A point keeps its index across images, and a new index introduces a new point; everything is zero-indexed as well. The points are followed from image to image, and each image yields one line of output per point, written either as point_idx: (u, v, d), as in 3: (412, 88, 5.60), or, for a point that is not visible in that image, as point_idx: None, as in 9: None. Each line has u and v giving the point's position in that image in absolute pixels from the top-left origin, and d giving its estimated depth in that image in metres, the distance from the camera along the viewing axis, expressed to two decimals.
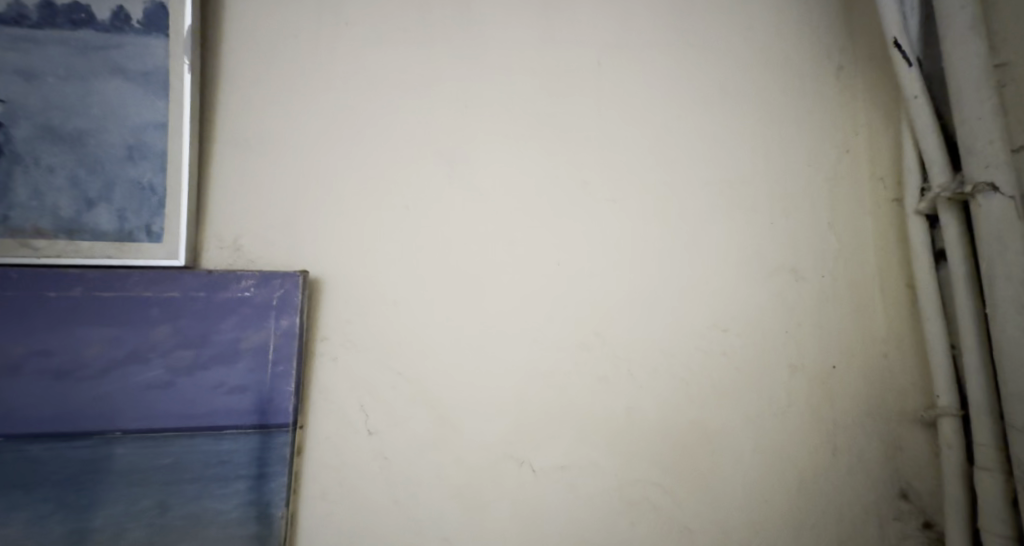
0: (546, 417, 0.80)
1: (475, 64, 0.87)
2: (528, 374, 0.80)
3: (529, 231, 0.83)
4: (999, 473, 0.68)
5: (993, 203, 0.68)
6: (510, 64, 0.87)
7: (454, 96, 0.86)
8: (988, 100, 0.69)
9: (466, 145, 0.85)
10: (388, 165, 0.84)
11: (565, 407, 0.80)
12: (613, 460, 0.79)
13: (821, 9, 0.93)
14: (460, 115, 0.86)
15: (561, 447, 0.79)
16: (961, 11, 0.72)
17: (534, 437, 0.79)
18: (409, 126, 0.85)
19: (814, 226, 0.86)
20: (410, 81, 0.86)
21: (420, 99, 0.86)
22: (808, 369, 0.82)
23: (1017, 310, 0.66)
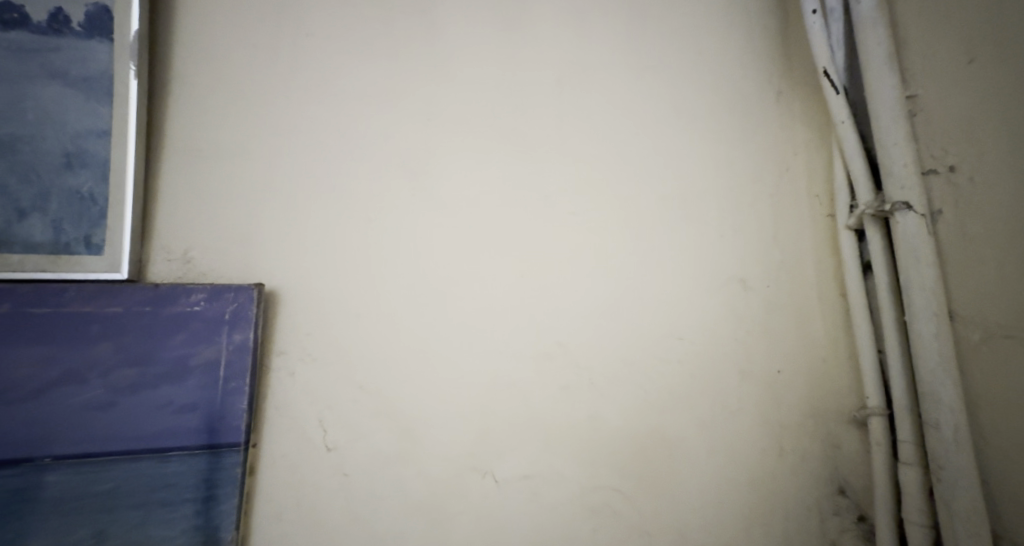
0: (510, 427, 0.81)
1: (439, 79, 0.88)
2: (491, 384, 0.81)
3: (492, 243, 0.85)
4: (917, 467, 0.75)
5: (908, 220, 0.75)
6: (474, 80, 0.89)
7: (417, 110, 0.87)
8: (901, 128, 0.77)
9: (430, 159, 0.86)
10: (351, 177, 0.83)
11: (528, 416, 0.81)
12: (574, 468, 0.81)
13: (762, 38, 1.00)
14: (424, 128, 0.86)
15: (525, 457, 0.80)
16: (878, 47, 0.80)
17: (497, 448, 0.80)
18: (372, 138, 0.85)
19: (759, 240, 0.92)
20: (374, 93, 0.86)
21: (383, 113, 0.86)
22: (755, 374, 0.87)
23: (931, 317, 0.73)
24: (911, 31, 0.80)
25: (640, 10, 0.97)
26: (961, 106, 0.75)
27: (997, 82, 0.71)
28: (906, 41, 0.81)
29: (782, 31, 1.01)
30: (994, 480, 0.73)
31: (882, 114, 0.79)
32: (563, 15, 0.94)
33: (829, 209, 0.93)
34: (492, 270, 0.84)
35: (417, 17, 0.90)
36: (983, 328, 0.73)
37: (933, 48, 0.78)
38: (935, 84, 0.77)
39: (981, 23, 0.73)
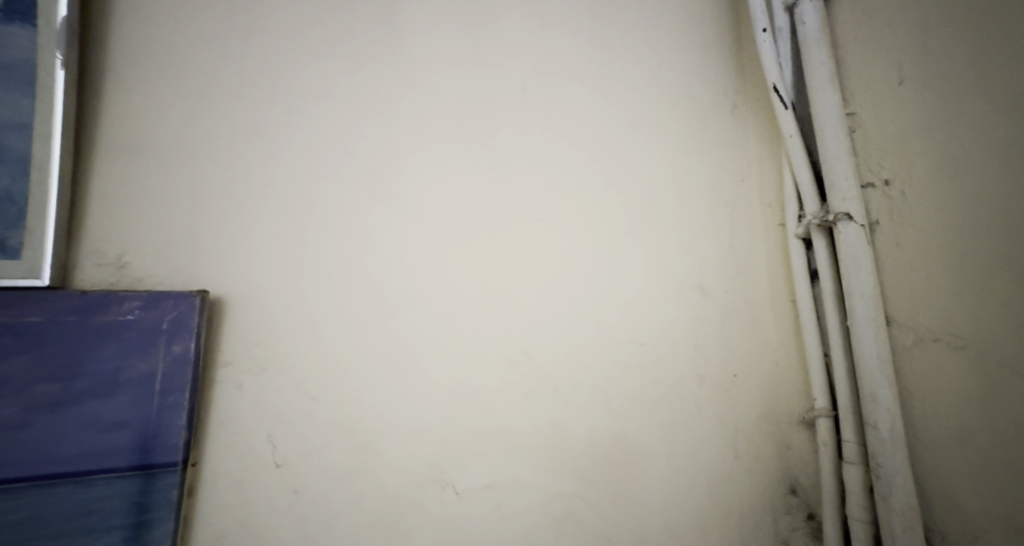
0: (472, 437, 0.79)
1: (401, 81, 0.86)
2: (453, 394, 0.79)
3: (454, 249, 0.83)
4: (859, 466, 0.80)
5: (849, 230, 0.80)
6: (437, 85, 0.88)
7: (378, 112, 0.84)
8: (842, 143, 0.82)
9: (391, 163, 0.83)
10: (307, 179, 0.80)
11: (491, 425, 0.80)
12: (537, 476, 0.80)
13: (717, 54, 1.04)
14: (385, 130, 0.84)
15: (486, 466, 0.79)
16: (822, 67, 0.85)
17: (459, 459, 0.78)
18: (330, 139, 0.82)
19: (715, 247, 0.95)
20: (332, 93, 0.83)
21: (341, 114, 0.83)
22: (713, 378, 0.90)
23: (870, 322, 0.78)
24: (850, 54, 0.86)
25: (603, 23, 0.99)
26: (894, 125, 0.80)
27: (925, 102, 0.77)
28: (846, 62, 0.86)
29: (736, 49, 1.06)
30: (925, 475, 0.78)
31: (825, 130, 0.83)
32: (527, 24, 0.95)
33: (779, 219, 0.98)
34: (455, 277, 0.82)
35: (380, 18, 0.88)
36: (916, 332, 0.78)
37: (870, 69, 0.83)
38: (872, 103, 0.83)
39: (910, 47, 0.78)
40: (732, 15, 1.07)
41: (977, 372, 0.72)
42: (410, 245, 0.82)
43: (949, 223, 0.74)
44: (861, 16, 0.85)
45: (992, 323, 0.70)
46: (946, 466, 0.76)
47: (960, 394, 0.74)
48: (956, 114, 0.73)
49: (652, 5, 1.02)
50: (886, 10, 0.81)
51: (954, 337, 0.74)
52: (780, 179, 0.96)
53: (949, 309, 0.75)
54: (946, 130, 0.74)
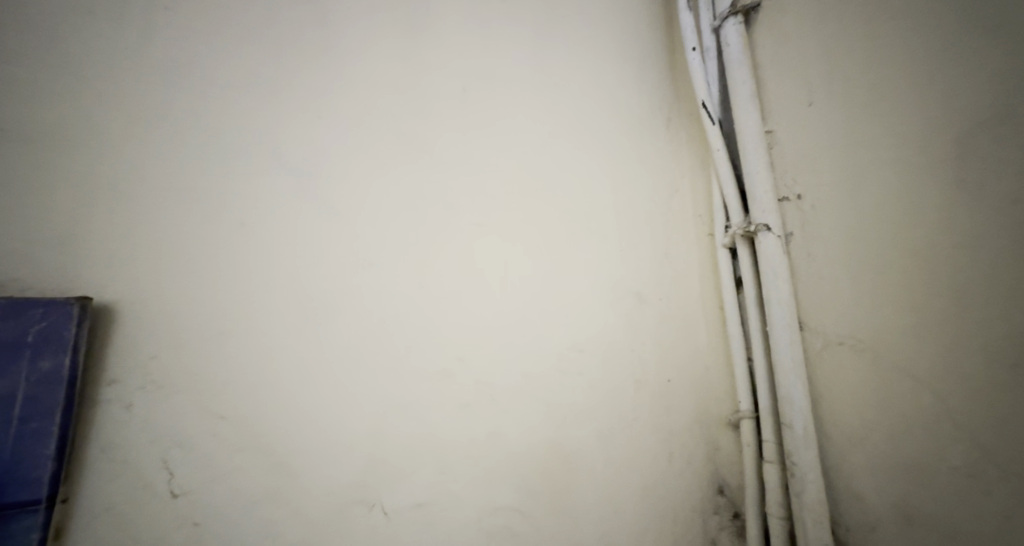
0: (404, 453, 0.74)
1: (332, 73, 0.81)
2: (385, 407, 0.74)
3: (385, 253, 0.78)
4: (777, 464, 0.84)
5: (768, 240, 0.85)
6: (371, 80, 0.83)
7: (304, 103, 0.78)
8: (762, 159, 0.88)
9: (317, 158, 0.77)
10: (222, 172, 0.71)
11: (425, 440, 0.75)
12: (472, 490, 0.77)
13: (653, 69, 1.08)
14: (313, 125, 0.78)
15: (419, 483, 0.74)
16: (744, 86, 0.90)
17: (388, 477, 0.73)
18: (249, 129, 0.74)
19: (651, 255, 0.97)
20: (254, 80, 0.76)
21: (265, 103, 0.76)
22: (649, 383, 0.91)
23: (785, 327, 0.83)
24: (769, 76, 0.92)
25: (542, 30, 0.99)
26: (806, 144, 0.87)
27: (832, 124, 0.83)
28: (766, 84, 0.93)
29: (669, 65, 1.10)
30: (833, 471, 0.83)
31: (748, 146, 0.89)
32: (468, 24, 0.92)
33: (709, 229, 1.03)
34: (386, 282, 0.77)
35: (306, 3, 0.82)
36: (824, 336, 0.85)
37: (785, 92, 0.90)
38: (788, 123, 0.89)
39: (818, 73, 0.85)
40: (667, 32, 1.11)
41: (875, 374, 0.79)
42: (337, 247, 0.75)
43: (852, 236, 0.81)
44: (776, 42, 0.91)
45: (887, 328, 0.77)
46: (850, 460, 0.82)
47: (862, 393, 0.80)
48: (858, 135, 0.80)
49: (591, 17, 1.04)
50: (798, 37, 0.88)
51: (855, 341, 0.81)
52: (709, 192, 1.01)
53: (852, 315, 0.81)
54: (850, 150, 0.81)
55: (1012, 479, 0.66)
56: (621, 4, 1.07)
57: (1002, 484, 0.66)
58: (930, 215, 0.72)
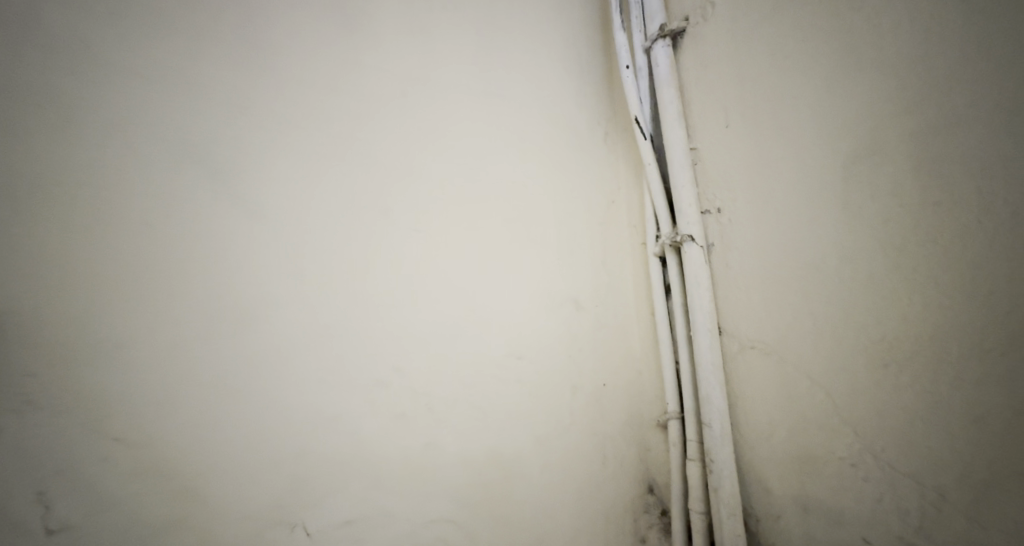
0: (331, 469, 0.70)
1: (260, 61, 0.74)
2: (312, 420, 0.69)
3: (314, 257, 0.73)
4: (698, 462, 0.89)
5: (692, 250, 0.91)
6: (303, 73, 0.77)
7: (228, 92, 0.71)
8: (688, 174, 0.94)
9: (242, 153, 0.71)
10: (129, 161, 0.63)
11: (355, 454, 0.71)
12: (404, 504, 0.74)
13: (592, 83, 1.11)
14: (238, 117, 0.71)
15: (348, 500, 0.70)
16: (671, 106, 0.97)
17: (312, 495, 0.68)
18: (162, 116, 0.66)
19: (589, 262, 1.01)
20: (165, 60, 0.67)
21: (183, 86, 0.67)
22: (586, 387, 0.94)
23: (706, 332, 0.89)
24: (693, 98, 0.99)
25: (485, 37, 0.98)
26: (725, 162, 0.94)
27: (747, 144, 0.91)
28: (690, 105, 0.99)
29: (607, 80, 1.15)
30: (747, 466, 0.90)
31: (675, 162, 0.95)
32: (409, 24, 0.89)
33: (642, 239, 1.08)
34: (314, 288, 0.72)
35: None
36: (739, 340, 0.91)
37: (707, 113, 0.96)
38: (710, 143, 0.96)
39: (734, 98, 0.92)
40: (606, 49, 1.15)
41: (782, 376, 0.86)
42: (261, 249, 0.70)
43: (761, 248, 0.88)
44: (699, 66, 0.98)
45: (792, 334, 0.84)
46: (762, 456, 0.88)
47: (771, 393, 0.87)
48: (768, 157, 0.87)
49: (532, 29, 1.05)
50: (718, 63, 0.95)
51: (764, 344, 0.88)
52: (642, 204, 1.07)
53: (765, 321, 0.88)
54: (763, 169, 0.88)
55: (885, 468, 0.74)
56: (562, 18, 1.10)
57: (878, 473, 0.75)
58: (825, 231, 0.80)
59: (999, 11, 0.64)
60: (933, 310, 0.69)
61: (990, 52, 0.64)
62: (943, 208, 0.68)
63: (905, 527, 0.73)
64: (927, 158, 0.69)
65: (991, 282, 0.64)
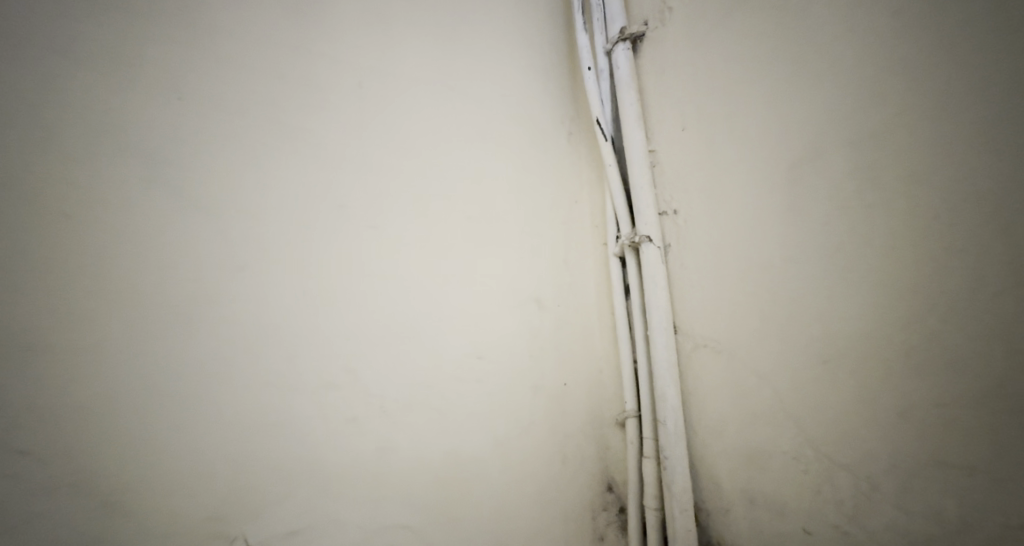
0: (274, 478, 0.68)
1: (203, 49, 0.70)
2: (255, 428, 0.67)
3: (259, 256, 0.70)
4: (654, 460, 0.91)
5: (650, 251, 0.93)
6: (247, 60, 0.74)
7: (163, 81, 0.67)
8: (646, 175, 0.96)
9: (179, 145, 0.67)
10: (49, 158, 0.60)
11: (300, 463, 0.70)
12: (354, 510, 0.72)
13: (555, 81, 1.11)
14: (178, 108, 0.67)
15: (292, 508, 0.69)
16: (631, 108, 0.98)
17: (254, 505, 0.66)
18: (89, 108, 0.63)
19: (552, 262, 1.01)
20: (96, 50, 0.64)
21: (111, 76, 0.64)
22: (546, 387, 0.94)
23: (662, 331, 0.91)
24: (653, 101, 1.01)
25: (447, 31, 0.97)
26: (680, 165, 0.96)
27: (701, 148, 0.93)
28: (650, 108, 1.01)
29: (572, 78, 1.15)
30: (699, 462, 0.92)
31: (634, 163, 0.96)
32: (365, 14, 0.86)
33: (604, 239, 1.08)
34: (260, 288, 0.70)
35: None
36: (694, 339, 0.93)
37: (666, 117, 0.98)
38: (669, 145, 0.98)
39: (691, 103, 0.95)
40: (570, 48, 1.15)
41: (733, 373, 0.88)
42: (200, 247, 0.66)
43: (714, 250, 0.91)
44: (657, 71, 1.00)
45: (741, 333, 0.87)
46: (713, 452, 0.91)
47: (721, 391, 0.90)
48: (722, 160, 0.90)
49: (495, 25, 1.04)
50: (676, 68, 0.97)
51: (716, 343, 0.90)
52: (603, 204, 1.08)
53: (720, 320, 0.90)
54: (717, 173, 0.91)
55: (824, 460, 0.78)
56: (525, 15, 1.09)
57: (818, 466, 0.78)
58: (774, 233, 0.83)
59: (927, 28, 0.68)
60: (865, 310, 0.73)
61: (917, 67, 0.69)
62: (876, 212, 0.72)
63: (839, 515, 0.76)
64: (864, 164, 0.73)
65: (916, 282, 0.69)
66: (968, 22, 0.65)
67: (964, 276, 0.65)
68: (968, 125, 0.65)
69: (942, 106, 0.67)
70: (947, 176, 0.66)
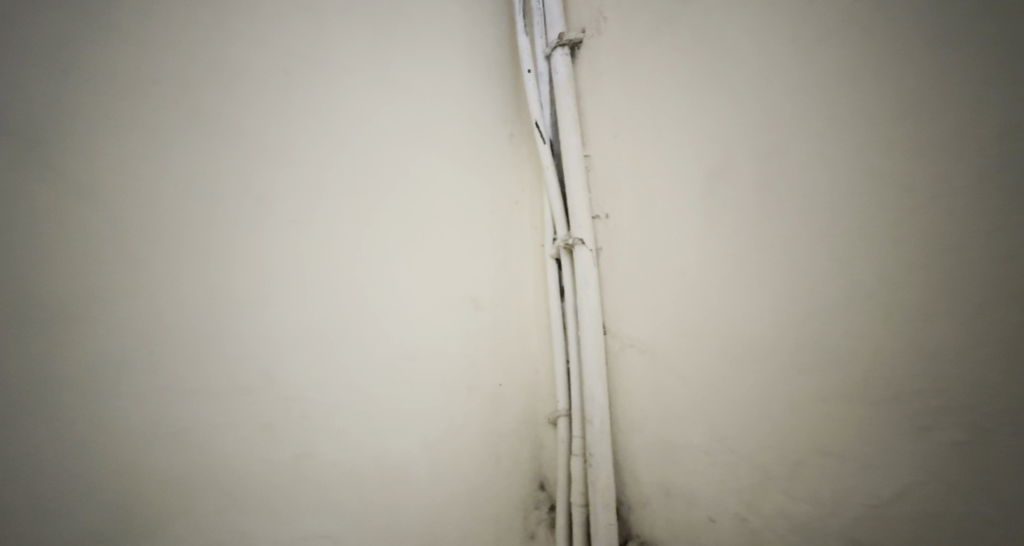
0: (176, 490, 0.64)
1: (104, 21, 0.65)
2: (147, 439, 0.62)
3: (157, 250, 0.65)
4: (581, 457, 0.93)
5: (583, 253, 0.95)
6: (156, 35, 0.68)
7: (49, 54, 0.61)
8: (580, 179, 0.98)
9: (72, 125, 0.61)
10: None
11: (206, 473, 0.66)
12: (266, 521, 0.70)
13: (497, 80, 1.11)
14: (72, 84, 0.62)
15: (185, 528, 0.64)
16: (567, 112, 1.00)
17: (153, 518, 0.62)
18: None
19: (491, 261, 1.01)
20: None
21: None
22: (481, 388, 0.94)
23: (592, 331, 0.94)
24: (590, 107, 1.03)
25: (386, 20, 0.93)
26: (614, 171, 0.99)
27: (632, 155, 0.97)
28: (587, 114, 1.04)
29: (514, 79, 1.15)
30: (622, 458, 0.96)
31: (570, 167, 0.99)
32: None
33: (542, 240, 1.10)
34: (160, 287, 0.64)
35: None
36: (622, 339, 0.97)
37: (600, 124, 1.02)
38: (603, 151, 1.01)
39: (622, 111, 0.98)
40: (514, 48, 1.16)
41: (655, 372, 0.93)
42: (88, 241, 0.61)
43: (641, 254, 0.95)
44: (593, 78, 1.03)
45: (662, 333, 0.92)
46: (634, 448, 0.95)
47: (644, 389, 0.94)
48: (648, 168, 0.94)
49: (438, 19, 1.02)
50: (610, 76, 1.00)
51: (639, 343, 0.95)
52: (541, 207, 1.09)
53: (648, 321, 0.94)
54: (644, 180, 0.94)
55: (727, 451, 0.83)
56: (469, 11, 1.08)
57: (724, 458, 0.84)
58: (692, 239, 0.87)
59: (824, 51, 0.73)
60: (767, 312, 0.78)
61: (815, 85, 0.74)
62: (775, 220, 0.78)
63: (738, 504, 0.82)
64: (769, 176, 0.79)
65: (807, 286, 0.75)
66: (857, 44, 0.70)
67: (841, 281, 0.72)
68: (848, 144, 0.71)
69: (834, 122, 0.72)
70: (833, 191, 0.73)
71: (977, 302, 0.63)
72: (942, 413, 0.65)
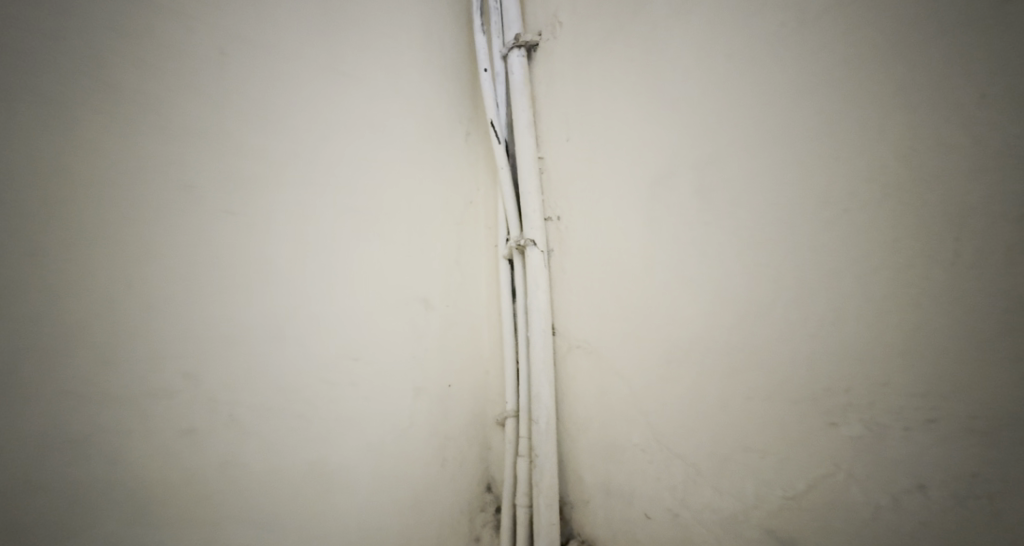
0: (80, 500, 0.58)
1: None
2: (46, 447, 0.57)
3: (65, 240, 0.59)
4: (527, 458, 0.94)
5: (534, 254, 0.96)
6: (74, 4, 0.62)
7: None
8: (534, 180, 0.99)
9: None
10: None
11: (120, 481, 0.61)
12: (188, 532, 0.65)
13: (454, 78, 1.10)
14: None
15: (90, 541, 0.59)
16: (523, 113, 1.01)
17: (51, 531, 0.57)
18: None
19: (442, 260, 0.99)
20: None
21: None
22: (428, 389, 0.92)
23: (542, 332, 0.94)
24: (545, 110, 1.04)
25: (337, 7, 0.90)
26: (568, 174, 1.00)
27: (584, 160, 0.98)
28: (542, 117, 1.04)
29: (471, 78, 1.14)
30: (568, 459, 0.98)
31: (524, 168, 0.99)
32: None
33: (495, 241, 1.09)
34: (68, 280, 0.59)
35: None
36: (568, 340, 0.99)
37: (554, 127, 1.03)
38: (557, 155, 1.02)
39: (576, 116, 1.00)
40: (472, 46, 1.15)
41: (600, 373, 0.95)
42: None
43: (590, 257, 0.96)
44: (549, 80, 1.04)
45: (607, 336, 0.94)
46: (579, 448, 0.97)
47: (589, 390, 0.96)
48: (599, 173, 0.96)
49: (394, 11, 0.99)
50: (565, 80, 1.01)
51: (586, 344, 0.96)
52: (495, 208, 1.09)
53: (596, 323, 0.95)
54: (594, 185, 0.96)
55: (664, 450, 0.86)
56: (425, 5, 1.06)
57: (661, 457, 0.86)
58: (637, 245, 0.90)
59: (760, 69, 0.77)
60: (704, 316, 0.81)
61: (751, 100, 0.77)
62: (711, 228, 0.81)
63: (673, 500, 0.85)
64: (706, 185, 0.82)
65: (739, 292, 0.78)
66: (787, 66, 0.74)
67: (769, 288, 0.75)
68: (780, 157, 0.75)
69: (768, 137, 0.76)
70: (765, 202, 0.76)
71: (877, 308, 0.67)
72: (849, 410, 0.69)
